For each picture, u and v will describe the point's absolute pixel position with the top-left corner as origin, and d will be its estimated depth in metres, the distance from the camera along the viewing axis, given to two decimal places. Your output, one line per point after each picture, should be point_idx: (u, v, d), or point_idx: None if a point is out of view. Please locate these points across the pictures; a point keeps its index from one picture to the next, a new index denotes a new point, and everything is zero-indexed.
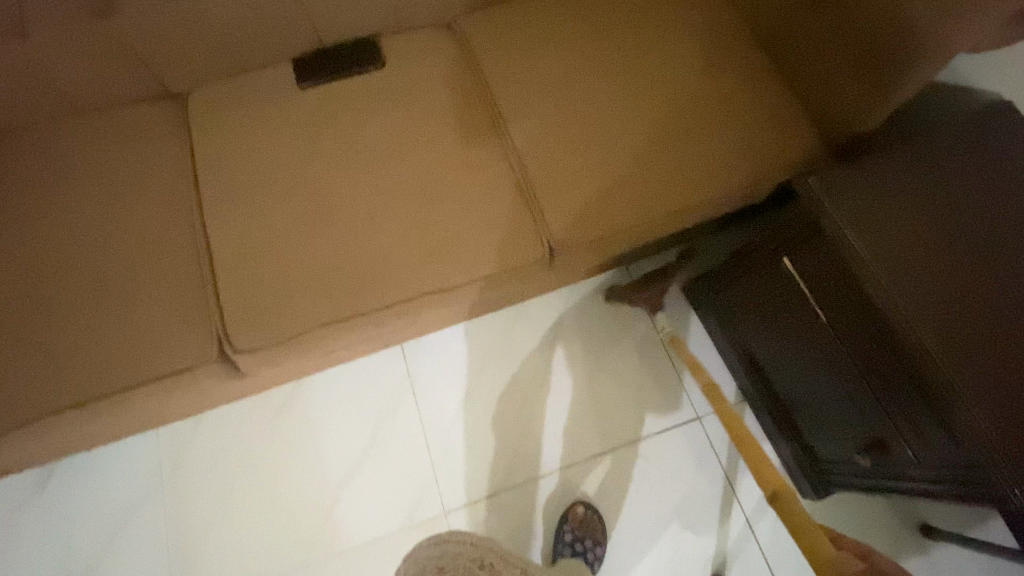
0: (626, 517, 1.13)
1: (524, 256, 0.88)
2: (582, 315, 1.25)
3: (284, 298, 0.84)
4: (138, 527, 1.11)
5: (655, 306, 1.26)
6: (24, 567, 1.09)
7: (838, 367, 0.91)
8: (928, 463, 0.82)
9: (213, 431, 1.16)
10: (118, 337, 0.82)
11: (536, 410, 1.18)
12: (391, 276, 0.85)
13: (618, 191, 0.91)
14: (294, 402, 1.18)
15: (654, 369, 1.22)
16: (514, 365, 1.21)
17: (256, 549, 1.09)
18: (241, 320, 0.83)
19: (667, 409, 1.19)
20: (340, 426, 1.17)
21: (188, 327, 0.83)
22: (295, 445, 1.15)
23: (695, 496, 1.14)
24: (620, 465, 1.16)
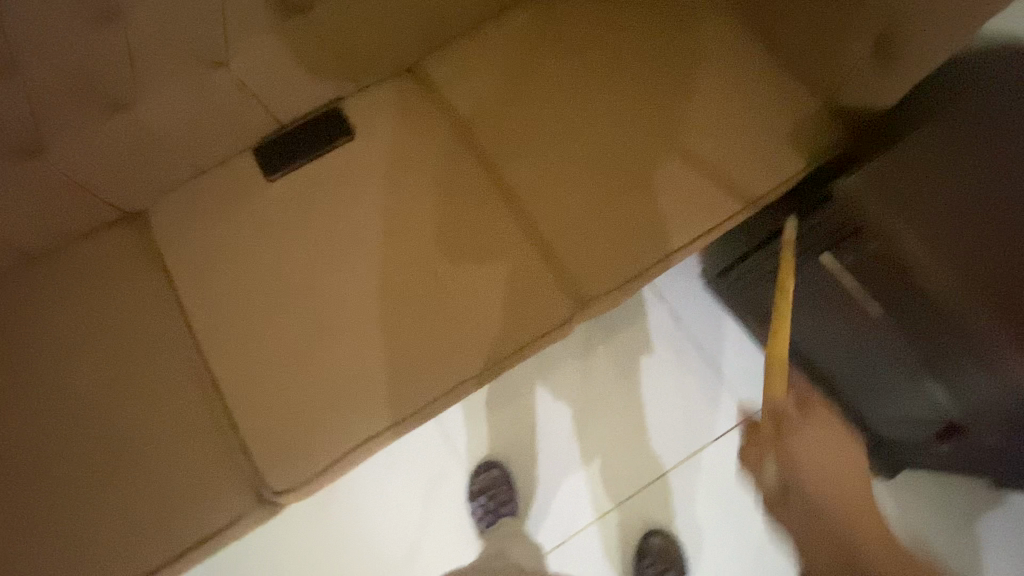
0: (700, 537, 1.10)
1: (554, 318, 0.81)
2: (611, 337, 1.19)
3: (313, 424, 0.77)
4: None
5: (682, 311, 1.20)
6: None
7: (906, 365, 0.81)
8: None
9: (260, 544, 1.10)
10: (145, 508, 0.75)
11: (586, 450, 1.14)
12: (421, 373, 0.79)
13: (636, 226, 0.84)
14: (336, 495, 1.12)
15: (696, 378, 1.17)
16: (552, 405, 1.16)
17: None
18: (272, 459, 0.76)
19: (718, 416, 1.15)
20: (390, 508, 1.11)
21: (219, 481, 0.76)
22: (348, 539, 1.10)
23: (766, 498, 1.11)
24: (683, 483, 1.12)
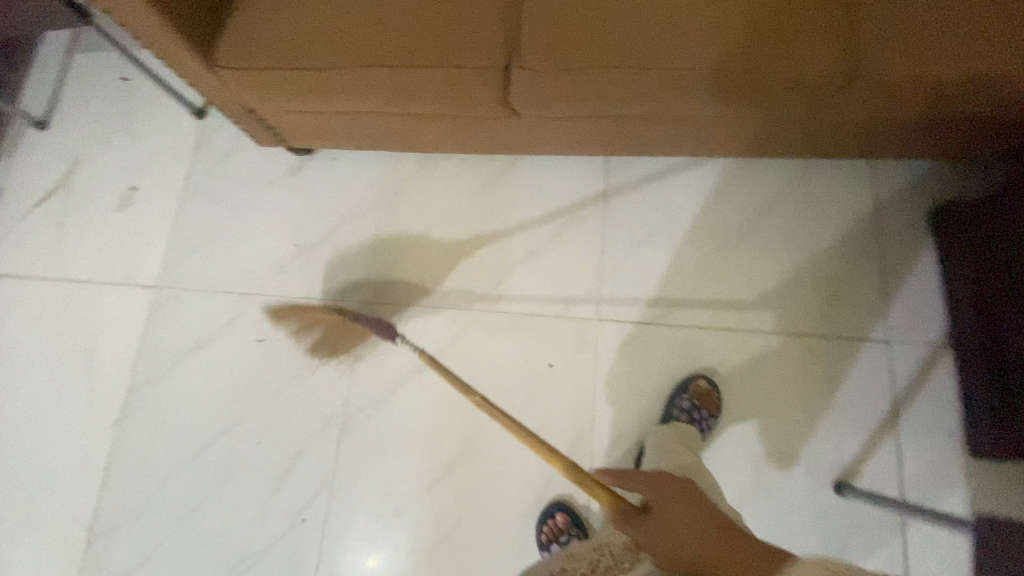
0: (769, 395, 1.11)
1: (817, 72, 0.85)
2: (801, 199, 1.19)
3: (578, 38, 0.88)
4: (353, 230, 1.31)
5: (885, 219, 1.16)
6: (265, 224, 1.35)
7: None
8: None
9: (431, 175, 1.31)
10: (429, 27, 0.91)
11: (715, 269, 1.19)
12: (679, 49, 0.86)
13: (947, 38, 0.83)
14: (503, 177, 1.29)
15: (858, 277, 1.15)
16: (711, 220, 1.21)
17: (436, 281, 1.26)
18: (533, 44, 0.89)
19: (855, 318, 1.13)
20: (535, 211, 1.27)
21: (484, 39, 0.90)
22: (491, 211, 1.28)
23: (847, 409, 1.09)
24: (783, 348, 1.13)
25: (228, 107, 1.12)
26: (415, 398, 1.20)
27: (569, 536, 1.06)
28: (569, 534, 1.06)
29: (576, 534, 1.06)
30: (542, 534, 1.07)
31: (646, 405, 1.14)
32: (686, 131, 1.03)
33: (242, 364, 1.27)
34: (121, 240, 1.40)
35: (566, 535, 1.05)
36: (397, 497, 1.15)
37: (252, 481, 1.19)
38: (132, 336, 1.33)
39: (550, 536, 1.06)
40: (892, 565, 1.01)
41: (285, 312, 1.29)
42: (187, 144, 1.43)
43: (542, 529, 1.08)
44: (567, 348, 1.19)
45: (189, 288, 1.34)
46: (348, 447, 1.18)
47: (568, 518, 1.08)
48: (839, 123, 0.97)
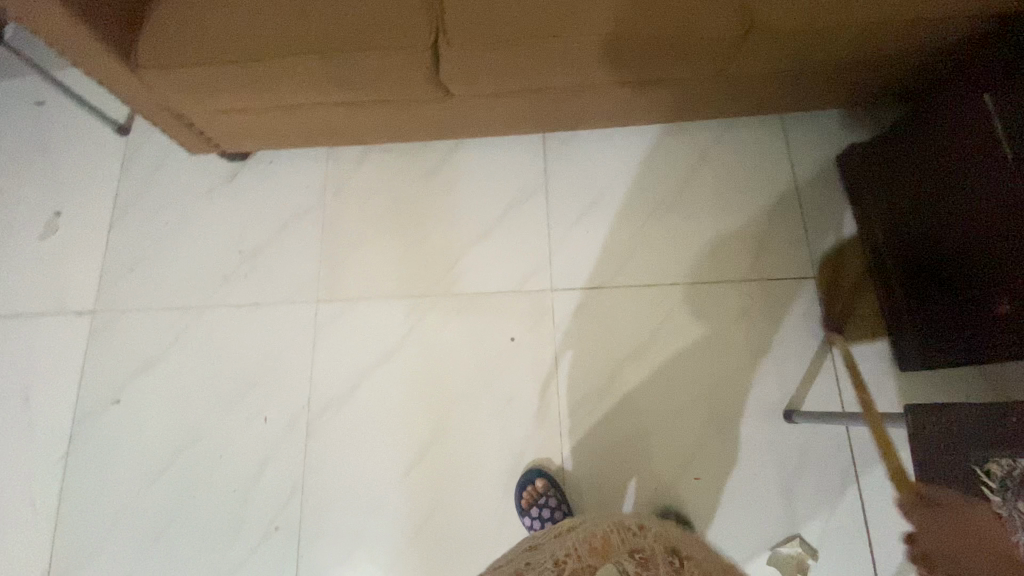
0: (717, 339, 1.18)
1: (719, 26, 0.92)
2: (724, 157, 1.28)
3: (498, 12, 0.93)
4: (299, 230, 1.30)
5: (800, 165, 1.26)
6: (206, 235, 1.32)
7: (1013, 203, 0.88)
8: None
9: (373, 170, 1.32)
10: (352, 12, 0.94)
11: (655, 230, 1.26)
12: (592, 15, 0.92)
13: None
14: (444, 164, 1.32)
15: (782, 221, 1.23)
16: (645, 184, 1.28)
17: (389, 271, 1.27)
18: (455, 19, 0.92)
19: (785, 259, 1.21)
20: (480, 193, 1.30)
21: (408, 19, 0.93)
22: (438, 198, 1.30)
23: (788, 342, 1.17)
24: (724, 295, 1.21)
25: (154, 114, 1.09)
26: (380, 389, 1.19)
27: (548, 497, 1.08)
28: (548, 495, 1.08)
29: (555, 494, 1.08)
30: (522, 500, 1.09)
31: (606, 364, 1.19)
32: (613, 99, 1.10)
33: (196, 379, 1.22)
34: (47, 268, 1.33)
35: (545, 496, 1.08)
36: (373, 488, 1.14)
37: (219, 496, 1.15)
38: (71, 366, 1.26)
39: (529, 501, 1.09)
40: (845, 480, 1.09)
41: (236, 321, 1.25)
42: (113, 162, 1.38)
43: (522, 495, 1.10)
44: (526, 321, 1.22)
45: (129, 309, 1.28)
46: (317, 447, 1.16)
47: (545, 482, 1.10)
48: (746, 78, 1.05)
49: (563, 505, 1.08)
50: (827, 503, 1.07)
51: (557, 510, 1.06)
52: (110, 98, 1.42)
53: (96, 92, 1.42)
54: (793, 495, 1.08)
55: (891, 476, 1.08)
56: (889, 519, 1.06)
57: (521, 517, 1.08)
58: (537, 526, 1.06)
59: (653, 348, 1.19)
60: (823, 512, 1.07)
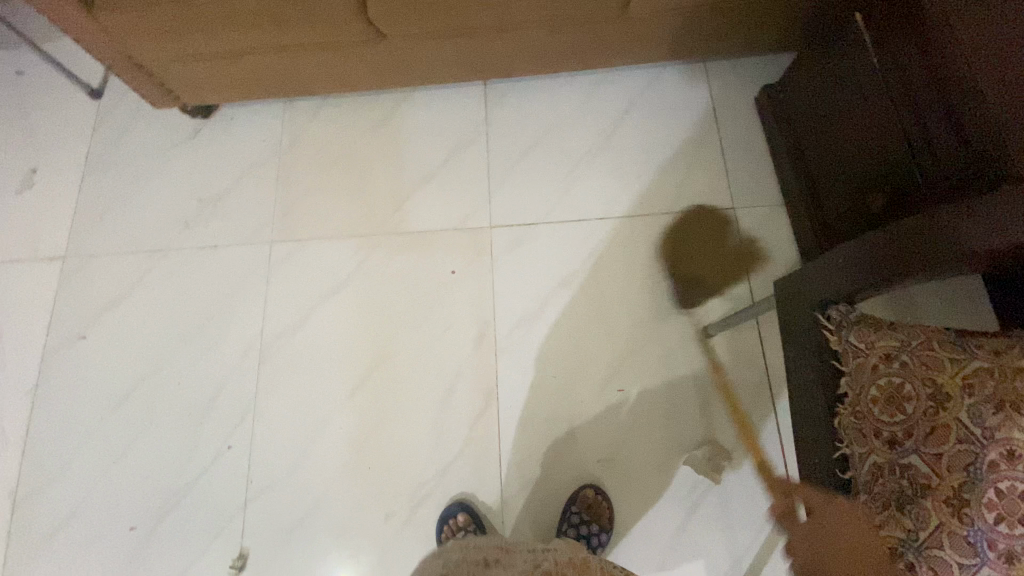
0: (642, 266, 1.26)
1: None
2: (651, 102, 1.37)
3: None
4: (256, 179, 1.40)
5: (720, 107, 1.35)
6: (171, 185, 1.41)
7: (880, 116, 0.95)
8: (942, 180, 0.85)
9: (325, 123, 1.42)
10: None
11: (586, 170, 1.34)
12: None
13: None
14: (391, 116, 1.41)
15: (705, 158, 1.32)
16: (578, 129, 1.37)
17: (338, 213, 1.36)
18: None
19: (705, 192, 1.30)
20: (424, 141, 1.39)
21: None
22: (385, 146, 1.40)
23: (708, 268, 1.25)
24: (649, 226, 1.29)
25: (113, 63, 1.18)
26: (328, 320, 1.28)
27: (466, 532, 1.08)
28: (468, 530, 1.08)
29: (476, 530, 1.08)
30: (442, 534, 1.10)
31: (539, 292, 1.27)
32: (535, 40, 1.19)
33: (158, 316, 1.31)
34: (21, 220, 1.42)
35: (465, 529, 1.08)
36: (320, 407, 1.22)
37: (176, 419, 1.23)
38: (43, 306, 1.34)
39: (450, 532, 1.09)
40: (760, 390, 1.15)
41: (196, 263, 1.34)
42: (85, 122, 1.48)
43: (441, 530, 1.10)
44: (466, 254, 1.31)
45: (97, 254, 1.37)
46: (269, 372, 1.24)
47: (468, 515, 1.10)
48: (652, 18, 1.15)
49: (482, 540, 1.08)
50: (742, 410, 1.14)
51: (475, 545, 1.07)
52: (84, 65, 1.52)
53: (71, 60, 1.52)
54: (710, 404, 1.15)
55: None
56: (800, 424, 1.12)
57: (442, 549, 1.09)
58: None
59: (581, 277, 1.27)
60: (738, 419, 1.14)
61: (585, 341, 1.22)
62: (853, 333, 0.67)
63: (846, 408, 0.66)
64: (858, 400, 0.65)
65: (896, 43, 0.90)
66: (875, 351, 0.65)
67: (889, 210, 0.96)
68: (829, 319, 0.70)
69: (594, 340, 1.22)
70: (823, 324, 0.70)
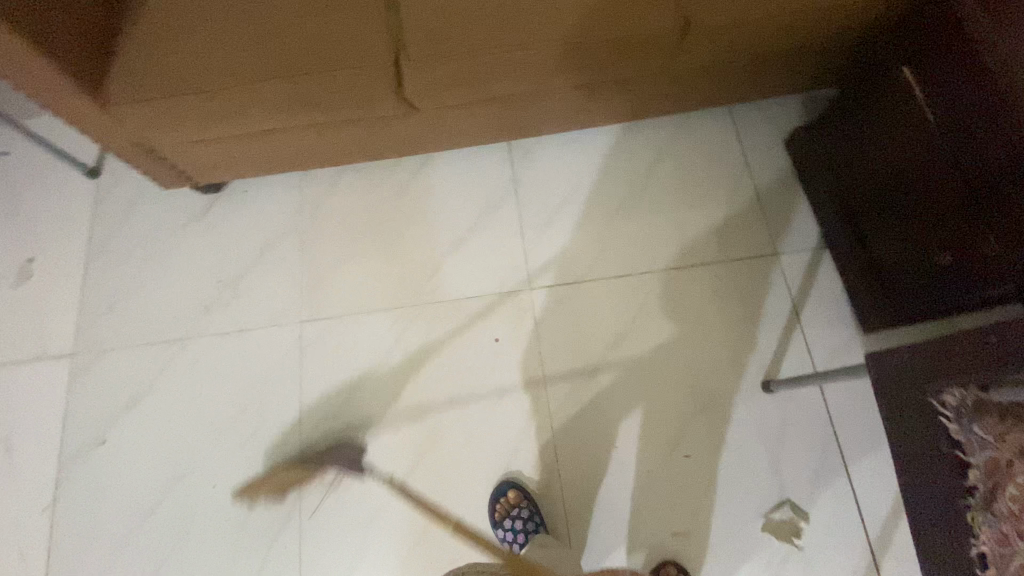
0: (691, 321, 1.23)
1: (659, 25, 1.00)
2: (681, 149, 1.35)
3: (450, 26, 0.98)
4: (278, 254, 1.33)
5: (751, 151, 1.34)
6: (185, 268, 1.33)
7: (932, 168, 0.97)
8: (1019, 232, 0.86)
9: (346, 190, 1.36)
10: (314, 37, 0.98)
11: (623, 223, 1.31)
12: (542, 24, 0.99)
13: None
14: (415, 178, 1.36)
15: (741, 205, 1.30)
16: (609, 180, 1.34)
17: (369, 285, 1.29)
18: (412, 38, 0.98)
19: (746, 239, 1.28)
20: (452, 203, 1.34)
21: (369, 41, 0.98)
22: (411, 211, 1.34)
23: (759, 319, 1.22)
24: (693, 278, 1.26)
25: (125, 151, 1.10)
26: (370, 402, 1.21)
27: (520, 509, 1.10)
28: (520, 507, 1.10)
29: (527, 505, 1.10)
30: (496, 513, 1.11)
31: (589, 355, 1.23)
32: (570, 100, 1.16)
33: (185, 412, 1.22)
34: (22, 316, 1.31)
35: (518, 508, 1.10)
36: (372, 500, 1.15)
37: (215, 525, 1.15)
38: (53, 411, 1.24)
39: (502, 513, 1.10)
40: (827, 444, 1.13)
41: (221, 350, 1.26)
42: (84, 204, 1.39)
43: (495, 508, 1.11)
44: (508, 320, 1.26)
45: (111, 348, 1.28)
46: (312, 465, 1.18)
47: (518, 492, 1.12)
48: (690, 73, 1.13)
49: (536, 515, 1.10)
50: (811, 466, 1.12)
51: (530, 521, 1.09)
52: (78, 143, 1.43)
53: (64, 138, 1.43)
54: (780, 464, 1.12)
55: (870, 438, 1.13)
56: (871, 478, 1.10)
57: (496, 530, 1.10)
58: (511, 537, 1.08)
59: (630, 336, 1.23)
60: (810, 478, 1.11)
61: (643, 405, 1.18)
62: (976, 425, 0.66)
63: (977, 504, 0.65)
64: (993, 499, 0.64)
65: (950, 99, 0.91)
66: (1008, 446, 0.64)
67: (957, 258, 0.97)
68: (942, 405, 0.68)
69: (652, 404, 1.18)
70: (939, 411, 0.68)
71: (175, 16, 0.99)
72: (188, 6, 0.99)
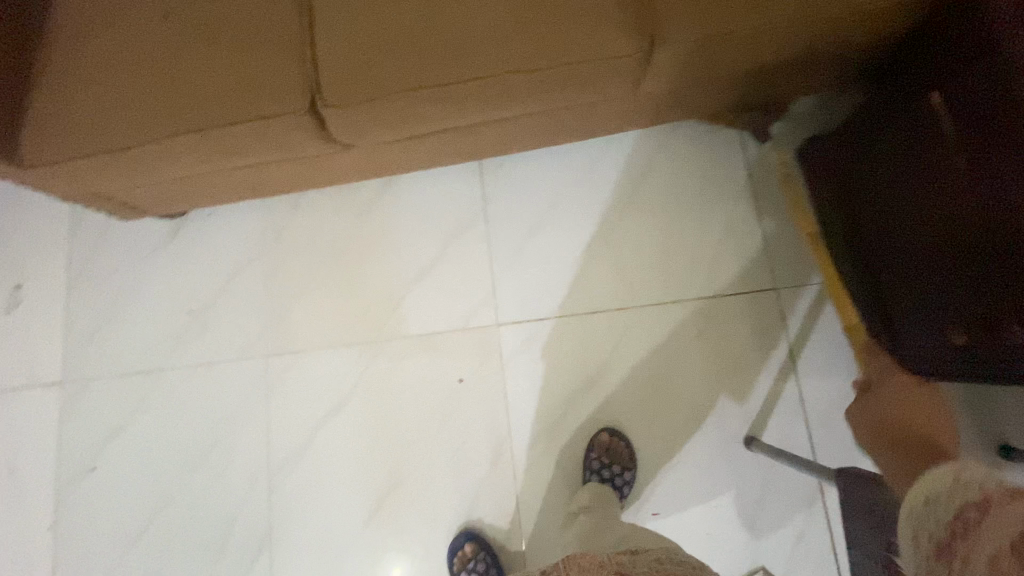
0: (671, 365, 1.12)
1: (623, 45, 0.82)
2: (672, 161, 1.18)
3: (370, 58, 0.85)
4: (243, 283, 1.30)
5: (754, 166, 1.16)
6: (157, 297, 1.33)
7: (954, 212, 0.81)
8: None
9: (309, 213, 1.30)
10: (224, 79, 0.87)
11: (602, 250, 1.18)
12: (478, 49, 0.84)
13: None
14: (378, 201, 1.27)
15: (738, 230, 1.15)
16: (587, 200, 1.20)
17: (333, 318, 1.25)
18: (328, 75, 0.85)
19: (741, 271, 1.13)
20: (416, 228, 1.25)
21: (284, 82, 0.86)
22: (374, 238, 1.26)
23: (749, 366, 1.10)
24: (677, 316, 1.14)
25: (71, 197, 1.06)
26: (335, 440, 1.21)
27: (477, 560, 1.09)
28: (476, 561, 1.09)
29: (484, 560, 1.09)
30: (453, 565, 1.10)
31: (557, 399, 1.15)
32: (530, 124, 1.01)
33: (164, 443, 1.26)
34: (13, 344, 1.36)
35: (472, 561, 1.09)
36: (335, 538, 1.18)
37: (193, 555, 1.20)
38: (45, 440, 1.30)
39: (460, 565, 1.10)
40: (811, 507, 1.05)
41: (193, 382, 1.27)
42: (61, 230, 1.39)
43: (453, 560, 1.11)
44: (473, 358, 1.19)
45: (94, 378, 1.31)
46: (280, 502, 1.20)
47: (474, 545, 1.11)
48: (670, 89, 0.95)
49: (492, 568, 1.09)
50: (791, 532, 1.04)
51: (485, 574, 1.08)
52: None
53: None
54: (757, 528, 1.05)
55: None
56: None
57: None
58: None
59: (603, 380, 1.14)
60: (789, 543, 1.04)
61: None
62: None
63: None
64: None
65: (988, 135, 0.77)
66: None
67: (973, 337, 0.81)
68: None
69: None
70: None
71: (84, 59, 0.91)
72: (97, 47, 0.91)
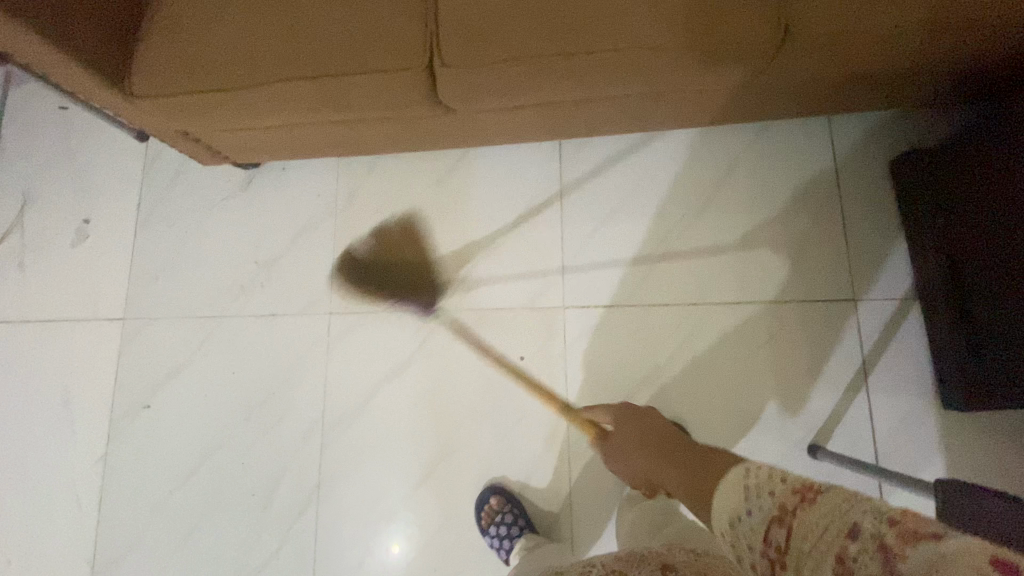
0: (738, 365, 1.12)
1: (754, 34, 0.81)
2: (758, 161, 1.17)
3: (494, 22, 0.85)
4: (312, 240, 1.30)
5: (844, 174, 1.15)
6: (225, 245, 1.34)
7: None
8: None
9: (384, 177, 1.30)
10: (343, 29, 0.87)
11: (678, 243, 1.17)
12: (602, 25, 0.83)
13: None
14: (455, 172, 1.27)
15: (821, 238, 1.13)
16: (668, 192, 1.19)
17: (399, 283, 1.25)
18: (450, 36, 0.85)
19: (820, 279, 1.12)
20: (491, 203, 1.25)
21: (405, 40, 0.87)
22: (447, 209, 1.26)
23: (819, 375, 1.09)
24: (749, 317, 1.13)
25: (163, 134, 1.07)
26: (391, 404, 1.21)
27: (504, 513, 1.10)
28: (504, 512, 1.11)
29: (511, 510, 1.11)
30: (483, 520, 1.11)
31: (619, 387, 1.15)
32: (631, 108, 1.00)
33: (220, 389, 1.27)
34: (78, 275, 1.37)
35: (501, 514, 1.10)
36: (382, 501, 1.18)
37: (240, 501, 1.22)
38: (103, 374, 1.31)
39: (488, 520, 1.11)
40: None
41: (254, 332, 1.28)
42: (134, 169, 1.40)
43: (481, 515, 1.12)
44: (537, 338, 1.19)
45: (156, 318, 1.33)
46: (331, 459, 1.21)
47: (500, 499, 1.12)
48: (782, 87, 0.94)
49: (519, 519, 1.10)
50: None
51: (514, 526, 1.09)
52: None
53: None
54: None
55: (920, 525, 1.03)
56: None
57: (487, 537, 1.11)
58: (497, 543, 1.09)
59: (667, 373, 1.14)
60: None
61: None
62: None
63: None
64: None
65: None
66: None
67: None
68: None
69: None
70: None
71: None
72: None
